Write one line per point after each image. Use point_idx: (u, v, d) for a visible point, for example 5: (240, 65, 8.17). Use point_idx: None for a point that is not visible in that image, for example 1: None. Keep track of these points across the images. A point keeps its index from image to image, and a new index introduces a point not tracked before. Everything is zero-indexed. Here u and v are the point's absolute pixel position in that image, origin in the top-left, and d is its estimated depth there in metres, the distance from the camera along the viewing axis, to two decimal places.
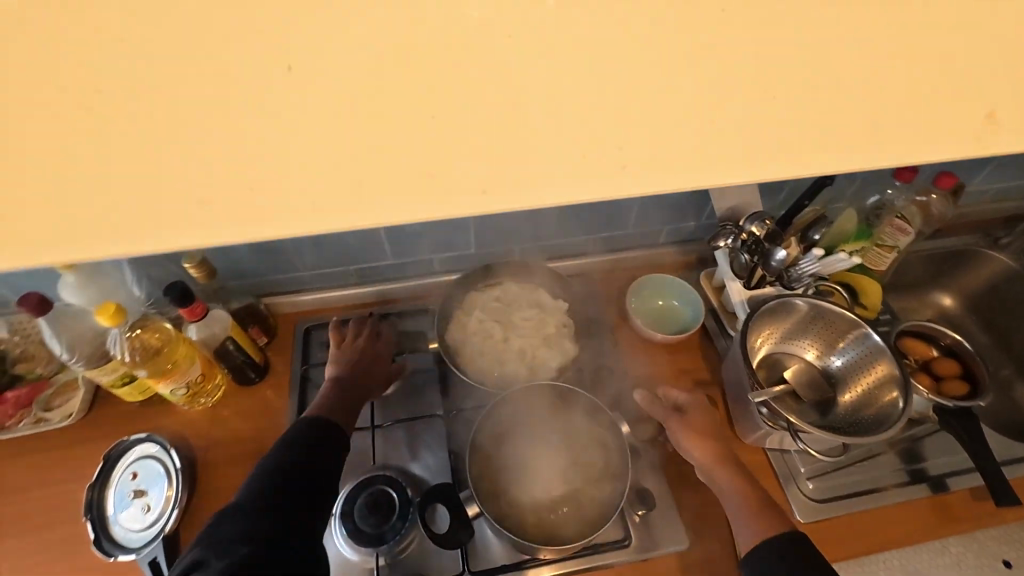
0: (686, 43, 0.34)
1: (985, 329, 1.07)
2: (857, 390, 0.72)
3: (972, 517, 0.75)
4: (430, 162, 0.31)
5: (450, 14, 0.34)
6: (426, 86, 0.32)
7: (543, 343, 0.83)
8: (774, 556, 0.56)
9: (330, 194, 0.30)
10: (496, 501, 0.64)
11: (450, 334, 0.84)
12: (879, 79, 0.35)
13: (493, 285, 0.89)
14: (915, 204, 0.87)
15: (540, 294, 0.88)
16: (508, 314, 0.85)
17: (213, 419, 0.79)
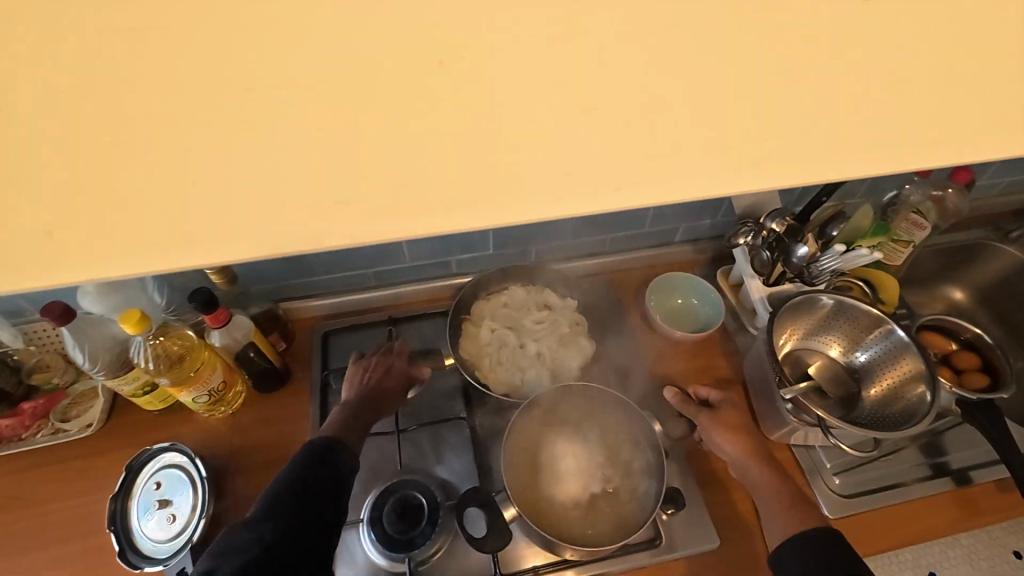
0: (745, 33, 0.33)
1: (996, 322, 1.07)
2: (883, 385, 0.72)
3: (998, 509, 0.75)
4: (490, 158, 0.30)
5: (502, 8, 0.33)
6: (485, 79, 0.31)
7: (561, 345, 0.82)
8: (804, 546, 0.56)
9: (392, 193, 0.29)
10: (529, 502, 0.64)
11: (464, 350, 0.82)
12: (944, 66, 0.34)
13: (498, 292, 0.88)
14: (930, 198, 0.87)
15: (547, 294, 0.86)
16: (518, 321, 0.84)
17: (235, 426, 0.79)
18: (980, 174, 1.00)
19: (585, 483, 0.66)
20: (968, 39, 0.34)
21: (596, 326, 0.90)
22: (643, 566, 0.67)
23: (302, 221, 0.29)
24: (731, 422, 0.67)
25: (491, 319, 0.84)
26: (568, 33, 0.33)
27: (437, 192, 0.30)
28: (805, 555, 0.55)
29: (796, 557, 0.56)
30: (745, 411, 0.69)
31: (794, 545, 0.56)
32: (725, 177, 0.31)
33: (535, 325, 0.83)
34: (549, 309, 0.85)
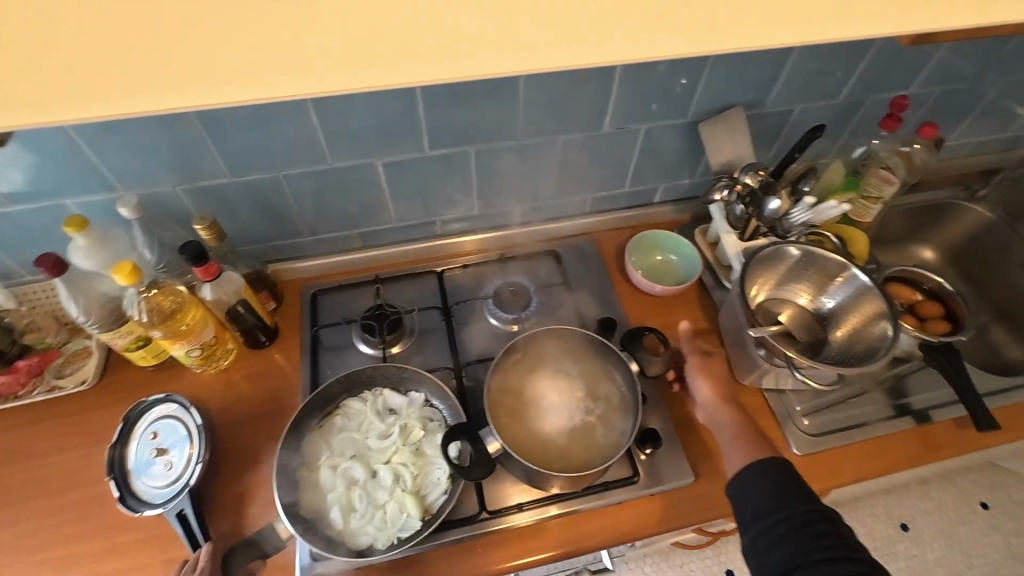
0: None
1: (963, 280, 1.12)
2: (848, 327, 0.76)
3: (957, 445, 0.80)
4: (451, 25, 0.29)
5: None
6: None
7: (415, 460, 0.71)
8: (766, 470, 0.60)
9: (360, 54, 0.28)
10: (515, 433, 0.67)
11: (305, 508, 0.67)
12: None
13: (333, 412, 0.76)
14: (898, 154, 0.92)
15: (385, 397, 0.76)
16: (363, 443, 0.73)
17: (227, 382, 0.81)
18: (949, 133, 1.03)
19: (569, 419, 0.69)
20: None
21: (580, 284, 0.93)
22: (622, 502, 0.71)
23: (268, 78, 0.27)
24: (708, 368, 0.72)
25: (330, 447, 0.72)
26: None
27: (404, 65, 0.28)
28: (766, 477, 0.59)
29: (763, 477, 0.59)
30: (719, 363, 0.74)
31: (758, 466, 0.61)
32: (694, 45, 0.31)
33: (382, 441, 0.72)
34: (392, 414, 0.75)
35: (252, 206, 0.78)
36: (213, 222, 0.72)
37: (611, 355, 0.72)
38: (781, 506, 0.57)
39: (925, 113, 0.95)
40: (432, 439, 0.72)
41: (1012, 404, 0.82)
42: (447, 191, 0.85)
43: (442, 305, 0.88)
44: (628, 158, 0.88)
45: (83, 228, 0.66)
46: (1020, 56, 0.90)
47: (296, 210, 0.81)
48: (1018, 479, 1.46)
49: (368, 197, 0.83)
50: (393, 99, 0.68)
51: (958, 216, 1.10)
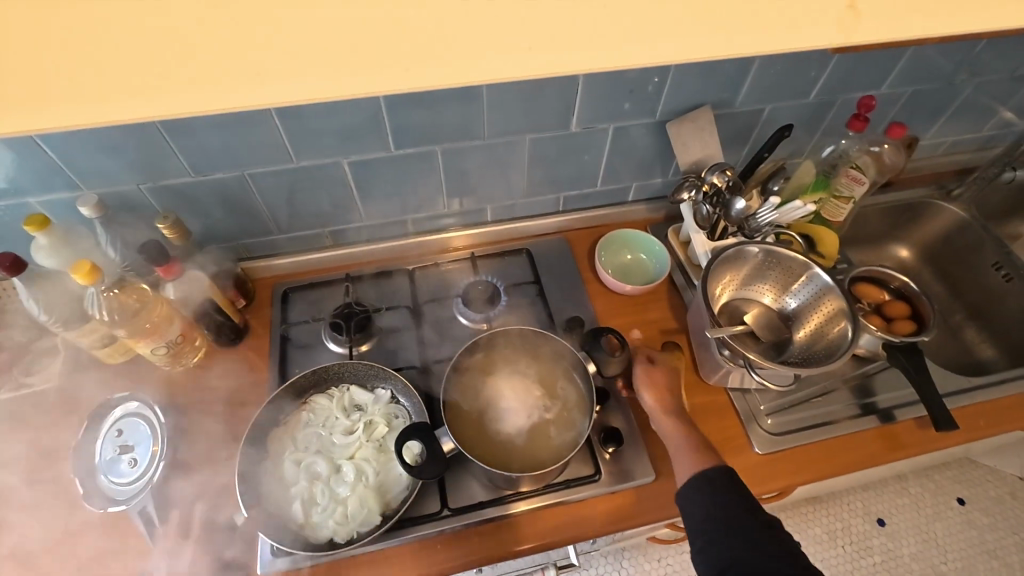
0: None
1: (938, 278, 1.13)
2: (810, 327, 0.77)
3: (920, 444, 0.80)
4: (361, 23, 0.28)
5: None
6: None
7: (378, 456, 0.71)
8: (706, 485, 0.62)
9: (261, 60, 0.27)
10: (474, 432, 0.68)
11: (267, 501, 0.68)
12: None
13: (301, 408, 0.76)
14: (868, 154, 0.92)
15: (352, 393, 0.76)
16: (327, 438, 0.73)
17: (195, 380, 0.81)
18: (923, 132, 1.03)
19: (529, 418, 0.70)
20: None
21: (551, 284, 0.93)
22: (584, 500, 0.72)
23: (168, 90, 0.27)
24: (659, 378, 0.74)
25: (295, 444, 0.73)
26: None
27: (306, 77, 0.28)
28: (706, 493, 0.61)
29: (700, 495, 0.61)
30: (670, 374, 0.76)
31: (704, 483, 0.62)
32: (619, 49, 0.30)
33: (346, 437, 0.73)
34: (358, 411, 0.75)
35: (217, 202, 0.78)
36: (176, 219, 0.72)
37: (569, 356, 0.73)
38: (702, 519, 0.60)
39: (897, 112, 0.95)
40: (395, 436, 0.72)
41: (971, 405, 0.82)
42: (416, 190, 0.86)
43: (412, 304, 0.89)
44: (598, 158, 0.88)
45: (45, 227, 0.66)
46: (992, 57, 0.89)
47: (265, 209, 0.81)
48: (995, 476, 1.47)
49: (337, 195, 0.83)
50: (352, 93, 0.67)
51: (934, 215, 1.10)
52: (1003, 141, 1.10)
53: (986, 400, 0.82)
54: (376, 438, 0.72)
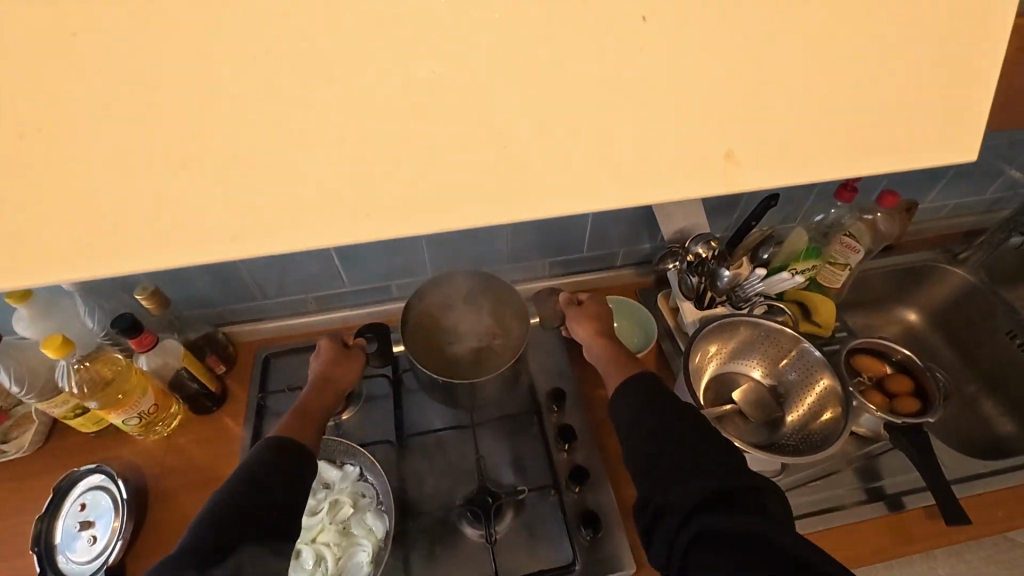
0: (573, 12, 0.34)
1: (951, 345, 1.07)
2: (802, 407, 0.73)
3: (933, 536, 0.73)
4: (261, 168, 0.33)
5: (296, 12, 0.32)
6: (269, 84, 0.32)
7: (340, 540, 0.66)
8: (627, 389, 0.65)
9: (181, 202, 0.32)
10: (426, 345, 0.79)
11: None
12: (775, 71, 0.35)
13: None
14: (862, 222, 0.89)
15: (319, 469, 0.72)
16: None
17: (169, 447, 0.80)
18: (923, 196, 1.00)
19: (476, 342, 0.80)
20: (834, 25, 0.35)
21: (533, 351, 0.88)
22: None
23: (102, 234, 0.32)
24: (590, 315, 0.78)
25: None
26: (404, 72, 0.33)
27: (216, 216, 0.32)
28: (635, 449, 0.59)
29: (625, 407, 0.63)
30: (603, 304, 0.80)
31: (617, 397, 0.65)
32: (521, 195, 0.34)
33: (308, 518, 0.68)
34: (325, 489, 0.71)
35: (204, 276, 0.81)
36: (155, 290, 0.74)
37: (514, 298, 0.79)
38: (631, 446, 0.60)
39: (890, 180, 0.93)
40: (361, 518, 0.68)
41: (986, 493, 0.75)
42: (403, 260, 0.87)
43: (391, 373, 0.85)
44: (582, 225, 0.88)
45: (26, 298, 0.67)
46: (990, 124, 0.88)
47: (252, 280, 0.84)
48: None
49: (322, 264, 0.84)
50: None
51: (939, 280, 1.05)
52: (1010, 204, 1.06)
53: (1002, 489, 0.75)
54: (341, 519, 0.68)
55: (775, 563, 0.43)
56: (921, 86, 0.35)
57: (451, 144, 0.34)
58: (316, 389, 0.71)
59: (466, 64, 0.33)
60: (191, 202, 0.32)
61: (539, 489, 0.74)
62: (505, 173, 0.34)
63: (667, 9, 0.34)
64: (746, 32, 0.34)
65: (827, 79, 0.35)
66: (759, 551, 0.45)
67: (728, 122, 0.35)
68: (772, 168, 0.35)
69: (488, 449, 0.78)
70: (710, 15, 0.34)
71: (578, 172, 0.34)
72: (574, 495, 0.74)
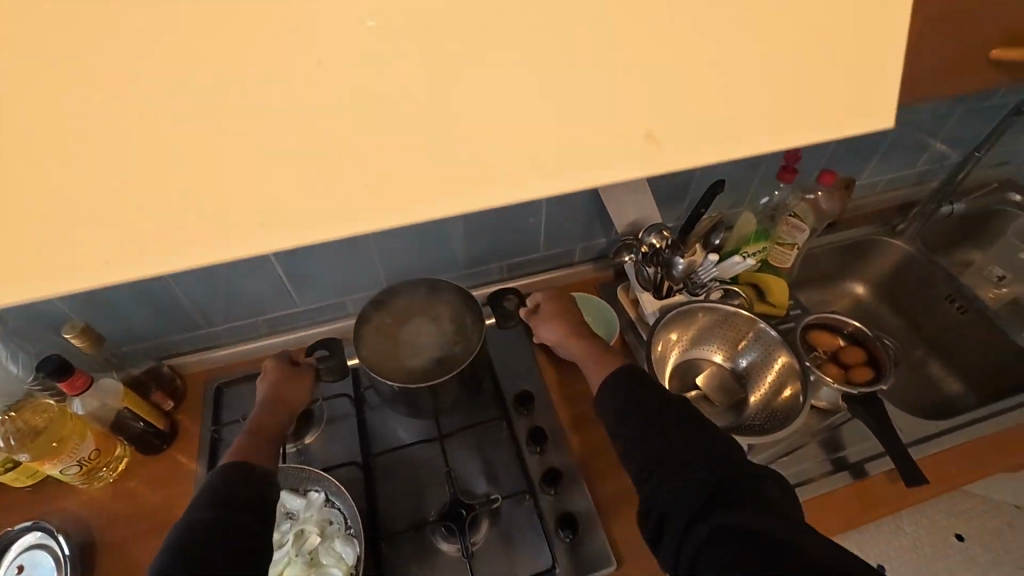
0: (496, 12, 0.33)
1: (897, 314, 1.11)
2: (764, 388, 0.74)
3: (895, 499, 0.76)
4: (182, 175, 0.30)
5: (205, 27, 0.31)
6: (179, 100, 0.30)
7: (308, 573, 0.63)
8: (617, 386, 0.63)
9: (91, 216, 0.30)
10: (378, 354, 0.74)
11: None
12: (699, 60, 0.35)
13: None
14: (805, 201, 0.91)
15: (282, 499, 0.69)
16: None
17: (116, 493, 0.75)
18: (859, 172, 1.04)
19: (429, 347, 0.75)
20: (752, 13, 0.35)
21: (496, 355, 0.87)
22: None
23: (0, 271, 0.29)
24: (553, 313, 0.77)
25: None
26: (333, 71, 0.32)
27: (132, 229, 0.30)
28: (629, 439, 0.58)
29: (610, 401, 0.63)
30: (560, 298, 0.80)
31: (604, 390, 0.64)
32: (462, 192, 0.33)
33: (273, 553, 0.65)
34: (289, 519, 0.68)
35: (141, 306, 0.77)
36: (86, 327, 0.69)
37: (463, 298, 0.77)
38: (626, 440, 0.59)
39: (828, 159, 0.96)
40: (329, 546, 0.65)
41: (940, 452, 0.78)
42: (355, 272, 0.83)
43: (353, 392, 0.82)
44: (536, 224, 0.87)
45: None
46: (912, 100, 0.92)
47: (194, 306, 0.80)
48: (991, 507, 1.31)
49: (272, 285, 0.81)
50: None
51: (880, 252, 1.10)
52: (938, 175, 1.12)
53: (955, 446, 0.79)
54: (308, 550, 0.65)
55: (775, 558, 0.42)
56: (840, 66, 0.36)
57: (378, 150, 0.32)
58: (267, 407, 0.68)
59: (391, 68, 0.32)
60: (102, 216, 0.30)
61: (513, 495, 0.72)
62: (445, 169, 0.33)
63: (589, 6, 0.34)
64: (675, 24, 0.34)
65: (749, 62, 0.35)
66: (759, 543, 0.43)
67: (650, 100, 0.34)
68: (711, 148, 0.35)
69: (459, 460, 0.76)
70: (632, 9, 0.34)
71: (520, 165, 0.33)
72: (550, 498, 0.73)
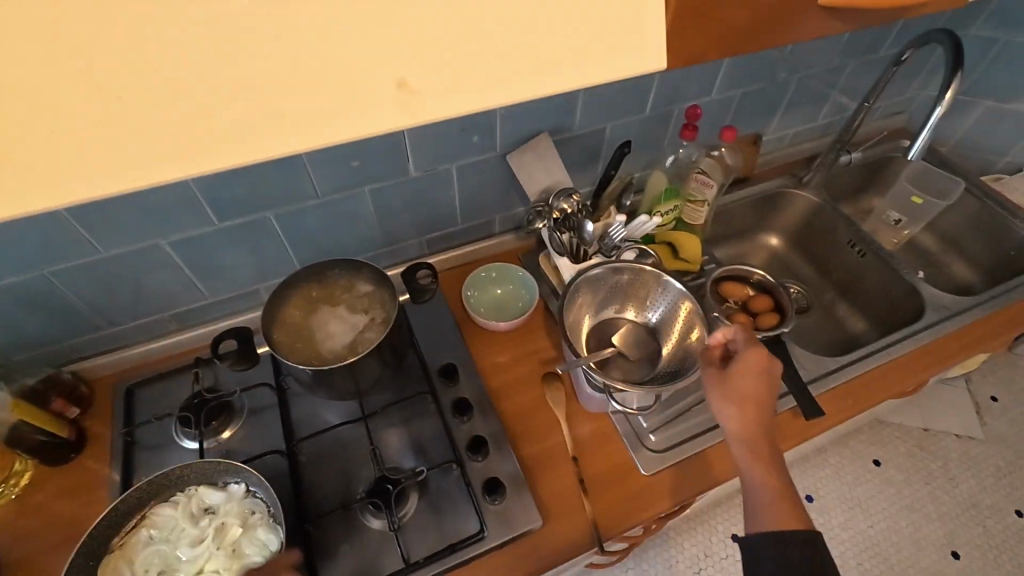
0: None
1: (809, 262, 1.18)
2: (673, 338, 0.78)
3: (802, 432, 0.81)
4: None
5: None
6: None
7: (230, 565, 0.62)
8: (775, 542, 0.55)
9: None
10: (295, 340, 0.73)
11: None
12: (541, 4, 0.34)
13: (139, 524, 0.66)
14: (710, 157, 0.95)
15: (200, 495, 0.67)
16: (172, 553, 0.64)
17: (20, 509, 0.71)
18: (765, 128, 1.08)
19: (344, 329, 0.75)
20: None
21: (421, 332, 0.86)
22: (469, 562, 0.68)
23: None
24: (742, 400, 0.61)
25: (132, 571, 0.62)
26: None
27: None
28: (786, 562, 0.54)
29: (773, 554, 0.55)
30: (771, 374, 0.63)
31: (770, 542, 0.55)
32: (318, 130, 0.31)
33: (193, 550, 0.64)
34: (208, 514, 0.66)
35: (28, 312, 0.72)
36: None
37: (377, 277, 0.76)
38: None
39: (732, 116, 1.00)
40: (251, 538, 0.64)
41: (839, 385, 0.85)
42: (265, 259, 0.81)
43: (275, 381, 0.80)
44: (451, 197, 0.86)
45: None
46: (805, 53, 0.96)
47: (89, 306, 0.75)
48: (903, 432, 1.42)
49: (176, 278, 0.77)
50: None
51: (789, 204, 1.15)
52: (837, 128, 1.18)
53: (851, 378, 0.85)
54: (227, 543, 0.64)
55: None
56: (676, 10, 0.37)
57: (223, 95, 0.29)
58: None
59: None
60: None
61: (440, 466, 0.73)
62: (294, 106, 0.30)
63: None
64: None
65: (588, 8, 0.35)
66: None
67: (420, 42, 0.32)
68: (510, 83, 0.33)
69: (386, 438, 0.76)
70: None
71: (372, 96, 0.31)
72: (477, 464, 0.74)
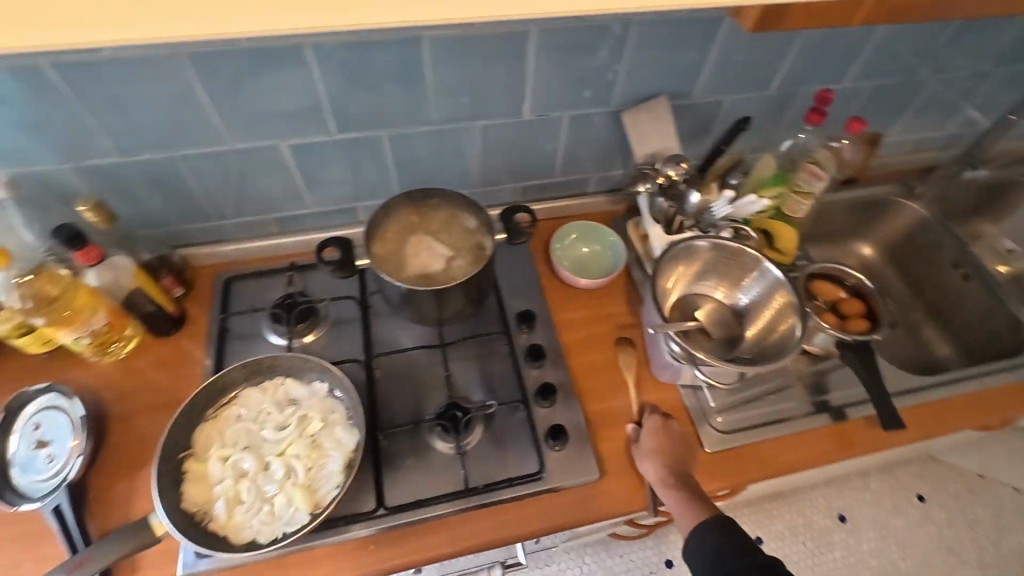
0: None
1: (901, 277, 1.12)
2: (760, 324, 0.77)
3: (871, 443, 0.79)
4: None
5: None
6: None
7: (309, 453, 0.67)
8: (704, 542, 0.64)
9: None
10: (388, 260, 0.75)
11: (189, 500, 0.63)
12: None
13: (229, 402, 0.71)
14: (827, 149, 0.89)
15: (287, 386, 0.72)
16: (258, 434, 0.69)
17: (126, 369, 0.78)
18: (888, 128, 1.02)
19: (438, 258, 0.77)
20: None
21: (502, 275, 0.88)
22: (525, 498, 0.70)
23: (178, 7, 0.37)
24: (657, 450, 0.70)
25: (221, 442, 0.67)
26: None
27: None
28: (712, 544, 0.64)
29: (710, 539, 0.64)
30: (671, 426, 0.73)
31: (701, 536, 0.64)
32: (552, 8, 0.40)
33: (278, 433, 0.68)
34: (293, 405, 0.71)
35: (153, 190, 0.76)
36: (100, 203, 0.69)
37: (477, 215, 0.77)
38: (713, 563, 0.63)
39: (858, 109, 0.94)
40: (331, 433, 0.68)
41: (920, 405, 0.81)
42: (368, 179, 0.83)
43: (360, 296, 0.84)
44: (555, 147, 0.86)
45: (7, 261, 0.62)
46: (954, 52, 0.89)
47: (206, 195, 0.79)
48: (956, 472, 1.36)
49: (285, 182, 0.81)
50: (283, 66, 0.65)
51: (895, 213, 1.09)
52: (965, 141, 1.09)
53: (934, 400, 0.82)
54: (309, 434, 0.68)
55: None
56: None
57: None
58: None
59: None
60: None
61: (508, 404, 0.75)
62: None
63: None
64: None
65: None
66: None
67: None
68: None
69: (458, 368, 0.79)
70: None
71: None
72: (543, 409, 0.76)
